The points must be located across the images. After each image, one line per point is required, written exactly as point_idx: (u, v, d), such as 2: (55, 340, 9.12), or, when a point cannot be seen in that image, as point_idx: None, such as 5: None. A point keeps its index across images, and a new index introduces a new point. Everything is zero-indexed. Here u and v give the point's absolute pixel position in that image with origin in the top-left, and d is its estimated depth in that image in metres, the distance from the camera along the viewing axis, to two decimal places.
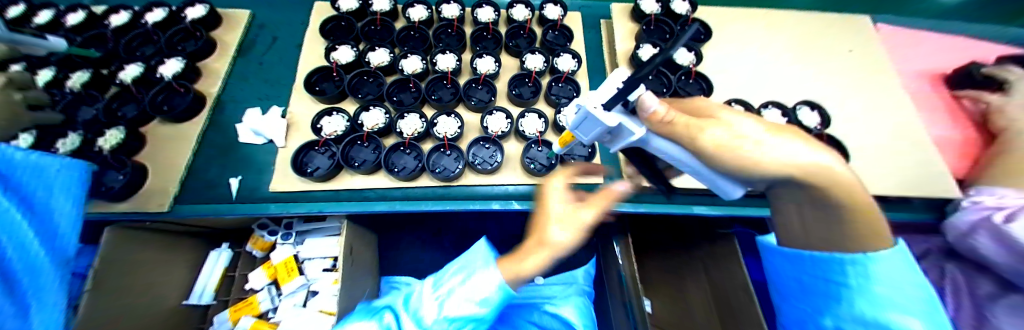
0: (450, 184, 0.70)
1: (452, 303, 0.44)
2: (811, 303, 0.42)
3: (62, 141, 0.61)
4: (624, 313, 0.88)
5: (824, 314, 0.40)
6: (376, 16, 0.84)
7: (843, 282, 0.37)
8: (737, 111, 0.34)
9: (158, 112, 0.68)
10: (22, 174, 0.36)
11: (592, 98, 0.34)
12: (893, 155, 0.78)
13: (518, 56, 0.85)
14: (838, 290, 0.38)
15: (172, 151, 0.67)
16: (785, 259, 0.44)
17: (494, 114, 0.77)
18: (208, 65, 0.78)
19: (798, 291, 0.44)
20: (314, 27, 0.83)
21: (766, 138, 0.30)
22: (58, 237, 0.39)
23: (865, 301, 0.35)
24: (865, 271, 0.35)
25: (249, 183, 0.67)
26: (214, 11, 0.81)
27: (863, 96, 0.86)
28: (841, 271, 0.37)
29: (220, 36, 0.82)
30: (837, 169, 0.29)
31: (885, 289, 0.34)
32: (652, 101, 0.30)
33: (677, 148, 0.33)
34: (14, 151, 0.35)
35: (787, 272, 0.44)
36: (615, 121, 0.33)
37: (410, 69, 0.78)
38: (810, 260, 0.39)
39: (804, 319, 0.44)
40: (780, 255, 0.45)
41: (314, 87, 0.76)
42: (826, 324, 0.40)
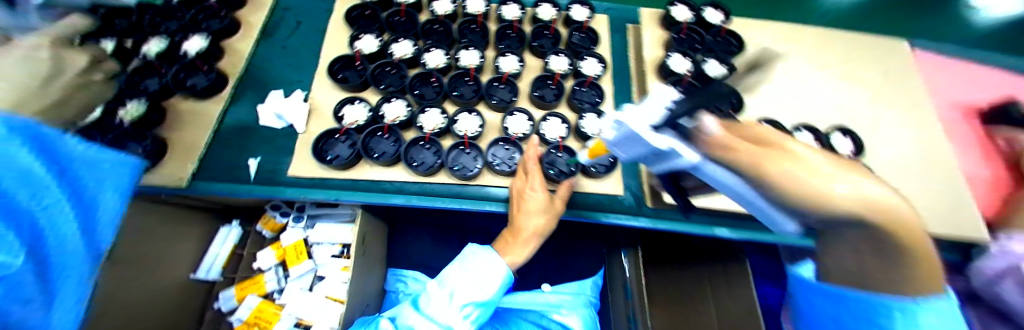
0: (469, 182, 0.70)
1: (469, 286, 0.57)
2: None
3: None
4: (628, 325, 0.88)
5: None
6: (401, 6, 0.82)
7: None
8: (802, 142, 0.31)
9: (179, 88, 0.69)
10: (76, 165, 0.36)
11: (642, 119, 0.35)
12: (924, 190, 0.75)
13: (542, 57, 0.83)
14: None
15: (193, 128, 0.67)
16: (819, 295, 0.36)
17: (515, 115, 0.76)
18: (232, 44, 0.77)
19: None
20: (339, 14, 0.82)
21: (844, 176, 0.27)
22: (97, 230, 0.38)
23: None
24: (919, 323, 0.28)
25: (268, 165, 0.67)
26: None
27: (896, 125, 0.83)
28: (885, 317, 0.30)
29: (245, 16, 0.81)
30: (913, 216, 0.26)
31: (939, 323, 0.28)
32: (710, 124, 0.33)
33: (731, 175, 0.33)
34: (71, 142, 0.36)
35: (822, 311, 0.36)
36: (666, 141, 0.33)
37: (433, 64, 0.77)
38: (849, 303, 0.32)
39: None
40: (815, 290, 0.37)
41: (336, 75, 0.75)
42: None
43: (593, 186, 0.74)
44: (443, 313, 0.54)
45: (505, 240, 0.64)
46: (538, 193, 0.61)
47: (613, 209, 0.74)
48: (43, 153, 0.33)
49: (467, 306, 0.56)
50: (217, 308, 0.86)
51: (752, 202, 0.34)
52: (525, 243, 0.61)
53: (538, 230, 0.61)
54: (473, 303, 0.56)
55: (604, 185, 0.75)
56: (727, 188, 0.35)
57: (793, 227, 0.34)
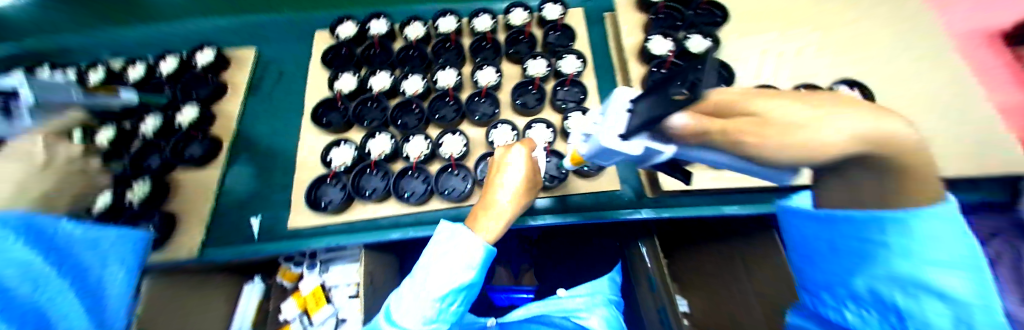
0: (460, 205, 0.69)
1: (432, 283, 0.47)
2: (840, 262, 0.36)
3: (131, 190, 0.66)
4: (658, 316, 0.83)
5: (853, 274, 0.35)
6: (374, 39, 0.82)
7: (881, 240, 0.31)
8: (765, 96, 0.30)
9: (179, 160, 0.70)
10: (77, 251, 0.34)
11: (607, 127, 0.37)
12: (960, 118, 0.66)
13: (520, 63, 0.82)
14: (870, 247, 0.32)
15: (198, 194, 0.70)
16: (812, 220, 0.38)
17: (499, 127, 0.75)
18: (221, 108, 0.79)
19: (825, 252, 0.38)
20: (317, 59, 0.83)
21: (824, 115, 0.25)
22: (96, 301, 0.35)
23: (903, 261, 0.30)
24: (907, 233, 0.28)
25: (270, 221, 0.70)
26: (222, 53, 0.82)
27: (930, 58, 0.72)
28: (874, 228, 0.31)
29: (231, 78, 0.83)
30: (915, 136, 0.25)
31: (934, 247, 0.28)
32: (677, 120, 0.31)
33: (712, 153, 0.34)
34: (70, 229, 0.34)
35: (815, 233, 0.38)
36: (639, 147, 0.35)
37: (411, 90, 0.77)
38: (844, 219, 0.33)
39: (831, 281, 0.38)
40: (805, 215, 0.39)
41: (321, 119, 0.76)
42: (858, 285, 0.34)
43: (586, 187, 0.72)
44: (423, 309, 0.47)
45: (474, 215, 0.55)
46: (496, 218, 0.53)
47: (616, 205, 0.73)
48: (42, 246, 0.31)
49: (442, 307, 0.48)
50: None
51: (698, 153, 0.35)
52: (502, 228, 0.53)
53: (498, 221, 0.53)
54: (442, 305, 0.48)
55: (598, 184, 0.72)
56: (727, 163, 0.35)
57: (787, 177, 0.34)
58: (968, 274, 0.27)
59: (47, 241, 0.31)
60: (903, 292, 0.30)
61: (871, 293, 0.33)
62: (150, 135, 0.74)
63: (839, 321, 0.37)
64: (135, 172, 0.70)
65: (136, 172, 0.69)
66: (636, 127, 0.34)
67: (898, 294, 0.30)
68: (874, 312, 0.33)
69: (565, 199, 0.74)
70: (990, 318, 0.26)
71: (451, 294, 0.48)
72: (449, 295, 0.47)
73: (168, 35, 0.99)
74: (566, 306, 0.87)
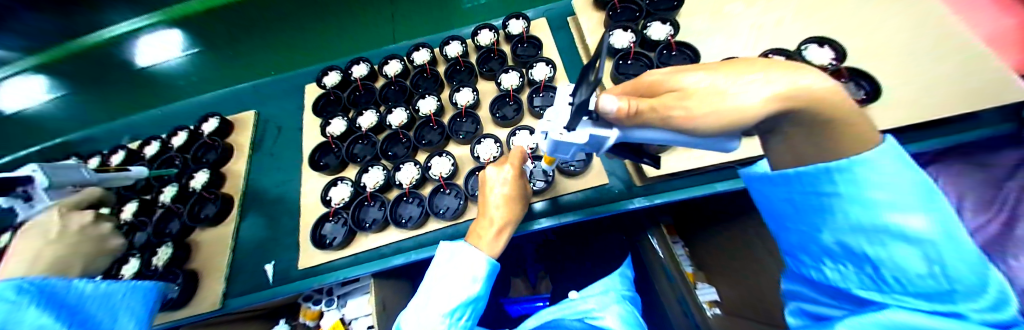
0: (456, 222, 0.71)
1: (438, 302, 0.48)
2: (806, 221, 0.36)
3: (157, 255, 0.73)
4: (678, 304, 0.80)
5: (820, 230, 0.34)
6: (358, 82, 0.90)
7: (834, 191, 0.30)
8: (701, 69, 0.34)
9: (194, 221, 0.77)
10: (88, 305, 0.44)
11: (556, 122, 0.41)
12: (936, 53, 0.65)
13: (494, 79, 0.86)
14: (826, 201, 0.32)
15: (215, 250, 0.76)
16: (771, 185, 0.38)
17: (483, 142, 0.78)
18: (229, 168, 0.86)
19: (791, 214, 0.37)
20: (310, 109, 0.90)
21: (741, 86, 0.30)
22: None
23: (860, 208, 0.29)
24: (854, 179, 0.29)
25: (281, 265, 0.74)
26: (225, 119, 0.90)
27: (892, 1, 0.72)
28: (825, 181, 0.31)
29: (235, 139, 0.91)
30: (818, 86, 0.27)
31: (877, 191, 0.28)
32: (611, 103, 0.34)
33: (654, 132, 0.38)
34: (84, 286, 0.45)
35: (776, 197, 0.38)
36: (585, 134, 0.39)
37: (396, 122, 0.83)
38: (796, 181, 0.33)
39: (804, 240, 0.37)
40: (764, 180, 0.39)
41: (318, 162, 0.82)
42: (828, 240, 0.34)
43: (575, 185, 0.73)
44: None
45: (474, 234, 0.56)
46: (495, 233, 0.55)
47: (609, 198, 0.73)
48: (58, 305, 0.41)
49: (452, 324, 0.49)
50: None
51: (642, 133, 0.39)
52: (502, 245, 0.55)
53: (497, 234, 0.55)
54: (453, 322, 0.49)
55: (586, 180, 0.73)
56: (666, 141, 0.39)
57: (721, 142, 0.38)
58: (931, 212, 0.26)
59: (58, 299, 0.42)
60: (869, 241, 0.30)
61: (841, 245, 0.33)
62: (169, 203, 0.81)
63: (823, 279, 0.37)
64: (159, 238, 0.77)
65: (160, 238, 0.76)
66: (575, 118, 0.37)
67: (864, 243, 0.30)
68: (850, 265, 0.33)
69: (557, 201, 0.74)
70: (954, 253, 0.26)
71: (458, 310, 0.49)
72: (456, 311, 0.49)
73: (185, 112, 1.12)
74: (581, 308, 0.84)
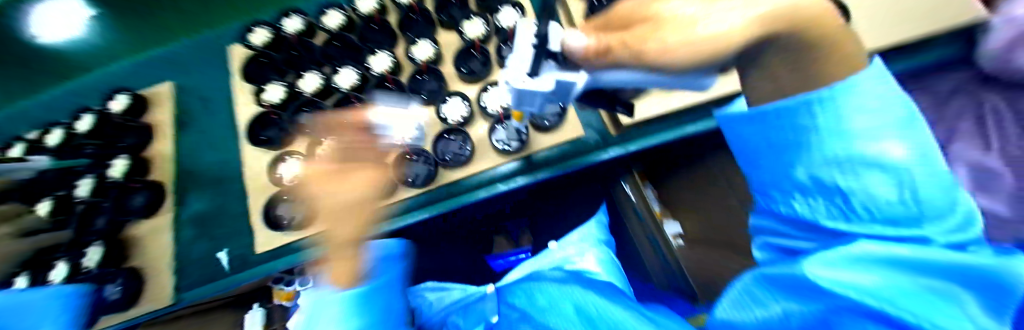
0: (431, 187, 0.69)
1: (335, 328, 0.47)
2: (777, 158, 0.32)
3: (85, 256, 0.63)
4: (648, 244, 0.86)
5: (792, 165, 0.31)
6: (292, 38, 0.75)
7: (812, 122, 0.27)
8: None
9: (122, 215, 0.67)
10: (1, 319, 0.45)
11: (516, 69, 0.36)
12: None
13: (455, 29, 0.77)
14: (803, 132, 0.28)
15: (156, 242, 0.68)
16: (744, 122, 0.34)
17: (450, 100, 0.72)
18: (152, 150, 0.74)
19: (762, 152, 0.34)
20: (238, 74, 0.76)
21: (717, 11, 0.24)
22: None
23: (836, 139, 0.26)
24: (835, 107, 0.25)
25: (238, 251, 0.68)
26: (135, 94, 0.75)
27: None
28: (804, 114, 0.27)
29: (153, 116, 0.77)
30: (806, 5, 0.23)
31: (858, 115, 0.25)
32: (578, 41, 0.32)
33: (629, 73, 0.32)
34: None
35: (749, 135, 0.35)
36: (550, 80, 0.34)
37: (345, 84, 0.71)
38: (773, 115, 0.29)
39: (773, 178, 0.34)
40: (739, 118, 0.35)
41: (258, 136, 0.71)
42: (799, 176, 0.30)
43: (550, 141, 0.69)
44: None
45: None
46: None
47: (585, 150, 0.70)
48: None
49: None
50: None
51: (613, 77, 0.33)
52: None
53: None
54: None
55: (562, 135, 0.70)
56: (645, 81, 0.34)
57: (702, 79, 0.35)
58: (904, 135, 0.25)
59: None
60: (842, 173, 0.27)
61: (814, 181, 0.30)
62: None
63: (790, 213, 0.34)
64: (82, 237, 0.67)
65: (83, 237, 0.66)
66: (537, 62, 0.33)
67: (838, 175, 0.27)
68: (821, 200, 0.30)
69: (532, 159, 0.70)
70: (922, 174, 0.25)
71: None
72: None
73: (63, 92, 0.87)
74: (559, 256, 0.86)
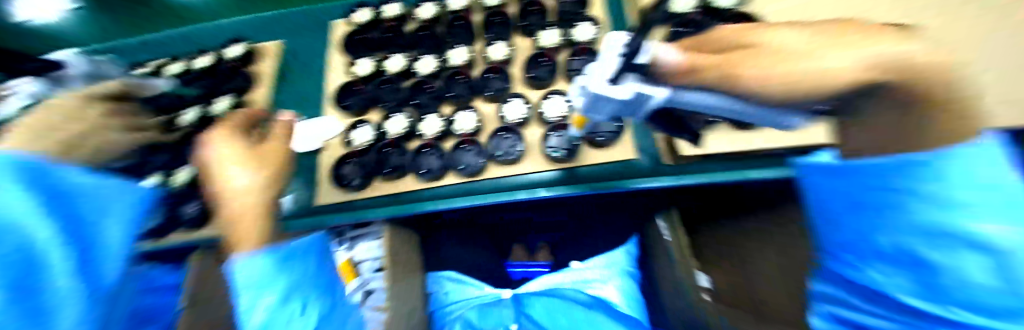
0: (475, 179, 0.71)
1: None
2: (863, 217, 0.33)
3: (180, 174, 0.74)
4: (676, 289, 0.79)
5: (878, 230, 0.31)
6: (388, 24, 0.85)
7: (901, 186, 0.29)
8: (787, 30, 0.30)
9: None
10: (77, 204, 0.31)
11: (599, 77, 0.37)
12: None
13: (532, 36, 0.81)
14: (894, 197, 0.29)
15: None
16: (835, 176, 0.36)
17: (511, 101, 0.75)
18: (252, 97, 0.86)
19: (846, 206, 0.35)
20: (336, 46, 0.88)
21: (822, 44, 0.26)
22: (98, 261, 0.32)
23: (931, 207, 0.27)
24: (932, 173, 0.26)
25: (300, 198, 0.75)
26: (251, 49, 0.89)
27: None
28: (894, 175, 0.29)
29: (258, 69, 0.89)
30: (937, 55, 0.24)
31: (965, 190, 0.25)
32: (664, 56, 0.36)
33: (709, 96, 0.35)
34: (75, 175, 0.31)
35: (839, 188, 0.36)
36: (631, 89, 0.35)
37: (425, 70, 0.79)
38: (863, 170, 0.31)
39: (855, 238, 0.34)
40: (832, 172, 0.36)
41: (342, 103, 0.80)
42: (883, 241, 0.31)
43: (600, 157, 0.70)
44: None
45: None
46: None
47: (632, 175, 0.70)
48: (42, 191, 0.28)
49: None
50: None
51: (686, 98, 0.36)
52: None
53: None
54: None
55: (615, 152, 0.70)
56: (723, 109, 0.37)
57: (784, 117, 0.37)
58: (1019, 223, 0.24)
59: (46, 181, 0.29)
60: (932, 248, 0.27)
61: (897, 246, 0.30)
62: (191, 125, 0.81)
63: (863, 280, 0.33)
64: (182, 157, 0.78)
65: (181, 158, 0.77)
66: None
67: (926, 248, 0.27)
68: (901, 273, 0.30)
69: (576, 172, 0.71)
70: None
71: None
72: None
73: (189, 40, 1.02)
74: (579, 275, 0.84)
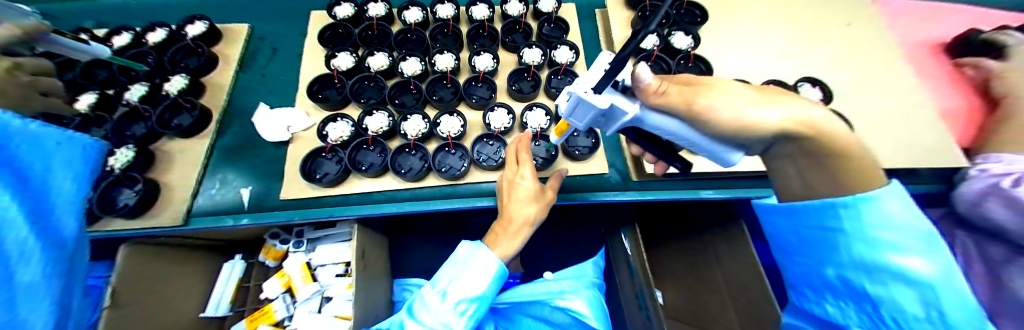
0: (458, 182, 0.71)
1: (455, 293, 0.57)
2: (809, 254, 0.44)
3: (115, 156, 0.65)
4: (636, 301, 0.85)
5: (827, 264, 0.42)
6: (372, 21, 0.84)
7: (839, 227, 0.38)
8: (731, 83, 0.39)
9: (165, 129, 0.69)
10: (22, 149, 0.33)
11: (582, 84, 0.37)
12: (892, 122, 0.77)
13: (516, 52, 0.85)
14: (833, 237, 0.40)
15: (182, 164, 0.69)
16: (780, 215, 0.47)
17: (496, 110, 0.78)
18: (212, 80, 0.79)
19: (796, 244, 0.46)
20: (313, 36, 0.84)
21: (754, 101, 0.35)
22: (53, 203, 0.36)
23: (862, 244, 0.37)
24: (857, 213, 0.36)
25: (261, 192, 0.69)
26: (214, 26, 0.82)
27: (864, 68, 0.85)
28: (832, 217, 0.39)
29: (222, 50, 0.83)
30: (823, 119, 0.35)
31: (884, 232, 0.35)
32: (646, 75, 0.34)
33: (673, 121, 0.38)
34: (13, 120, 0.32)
35: (785, 227, 0.47)
36: (609, 101, 0.36)
37: (410, 71, 0.79)
38: (804, 212, 0.42)
39: (809, 273, 0.45)
40: (776, 212, 0.48)
41: (317, 95, 0.77)
42: (831, 274, 0.41)
43: (577, 169, 0.75)
44: (445, 311, 0.56)
45: (494, 233, 0.65)
46: (524, 193, 0.62)
47: (604, 188, 0.75)
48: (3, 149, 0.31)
49: (465, 306, 0.58)
50: None
51: (654, 120, 0.39)
52: (522, 226, 0.63)
53: (529, 214, 0.62)
54: (471, 301, 0.58)
55: (589, 166, 0.75)
56: (677, 135, 0.40)
57: (731, 151, 0.41)
58: (928, 258, 0.33)
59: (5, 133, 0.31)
60: (871, 281, 0.37)
61: (841, 278, 0.40)
62: (134, 102, 0.72)
63: (823, 312, 0.44)
64: (117, 137, 0.69)
65: (118, 138, 0.68)
66: (605, 82, 0.35)
67: (867, 282, 0.37)
68: (850, 299, 0.40)
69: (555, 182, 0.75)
70: (954, 295, 0.32)
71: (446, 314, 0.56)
72: (444, 319, 0.56)
73: (135, 11, 0.91)
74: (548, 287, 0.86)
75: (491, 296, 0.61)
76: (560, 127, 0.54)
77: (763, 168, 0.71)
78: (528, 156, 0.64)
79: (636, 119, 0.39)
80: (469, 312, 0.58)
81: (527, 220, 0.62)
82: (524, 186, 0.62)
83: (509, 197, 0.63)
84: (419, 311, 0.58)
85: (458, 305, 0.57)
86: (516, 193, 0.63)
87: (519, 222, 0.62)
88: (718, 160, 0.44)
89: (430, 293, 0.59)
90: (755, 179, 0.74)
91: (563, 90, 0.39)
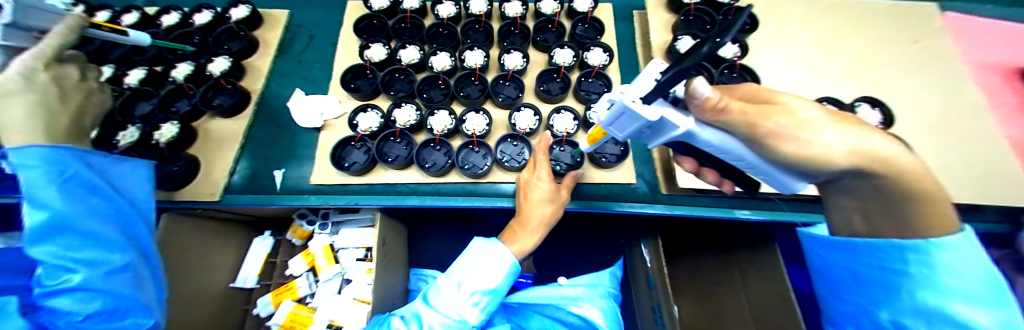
0: (479, 180, 0.71)
1: (469, 285, 0.57)
2: (862, 294, 0.40)
3: (160, 131, 0.68)
4: (652, 315, 0.83)
5: (882, 307, 0.37)
6: (406, 14, 0.85)
7: (903, 270, 0.35)
8: (801, 103, 0.36)
9: (208, 108, 0.73)
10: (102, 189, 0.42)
11: (629, 94, 0.35)
12: (958, 152, 0.70)
13: (546, 51, 0.83)
14: (895, 279, 0.35)
15: (221, 143, 0.72)
16: (837, 250, 0.44)
17: (522, 110, 0.77)
18: (251, 63, 0.82)
19: (850, 282, 0.42)
20: (348, 26, 0.85)
21: (823, 127, 0.33)
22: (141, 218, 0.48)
23: (926, 290, 0.32)
24: (927, 259, 0.33)
25: (292, 176, 0.72)
26: (257, 11, 0.85)
27: (930, 90, 0.77)
28: (898, 259, 0.35)
29: (263, 35, 0.86)
30: (892, 151, 0.32)
31: (955, 280, 0.31)
32: (703, 90, 0.29)
33: (729, 139, 0.36)
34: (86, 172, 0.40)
35: (840, 263, 0.43)
36: (658, 113, 0.34)
37: (439, 66, 0.79)
38: (867, 249, 0.38)
39: (859, 314, 0.40)
40: (832, 246, 0.44)
41: (349, 84, 0.79)
42: (884, 318, 0.36)
43: (602, 176, 0.73)
44: (459, 301, 0.57)
45: (512, 230, 0.65)
46: (540, 195, 0.61)
47: (628, 198, 0.73)
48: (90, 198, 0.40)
49: (481, 297, 0.58)
50: (255, 314, 0.87)
51: (707, 136, 0.37)
52: (538, 226, 0.63)
53: (545, 215, 0.62)
54: (487, 293, 0.58)
55: (614, 174, 0.73)
56: (733, 154, 0.38)
57: (788, 176, 0.39)
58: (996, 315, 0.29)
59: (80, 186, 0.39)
60: None
61: (896, 324, 0.35)
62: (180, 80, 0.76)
63: None
64: (164, 113, 0.73)
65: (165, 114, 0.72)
66: (656, 94, 0.33)
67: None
68: None
69: (579, 188, 0.73)
70: None
71: (459, 305, 0.57)
72: (456, 309, 0.56)
73: None
74: (562, 291, 0.86)
75: (505, 289, 0.61)
76: (594, 134, 0.52)
77: (811, 192, 0.66)
78: (544, 157, 0.64)
79: (686, 134, 0.37)
80: (484, 304, 0.59)
81: (545, 219, 0.62)
82: (541, 189, 0.62)
83: (524, 198, 0.63)
84: (435, 300, 0.58)
85: (476, 296, 0.58)
86: (533, 193, 0.62)
87: (536, 222, 0.62)
88: (772, 182, 0.41)
89: (446, 281, 0.59)
90: (797, 202, 0.70)
91: (604, 97, 0.38)
